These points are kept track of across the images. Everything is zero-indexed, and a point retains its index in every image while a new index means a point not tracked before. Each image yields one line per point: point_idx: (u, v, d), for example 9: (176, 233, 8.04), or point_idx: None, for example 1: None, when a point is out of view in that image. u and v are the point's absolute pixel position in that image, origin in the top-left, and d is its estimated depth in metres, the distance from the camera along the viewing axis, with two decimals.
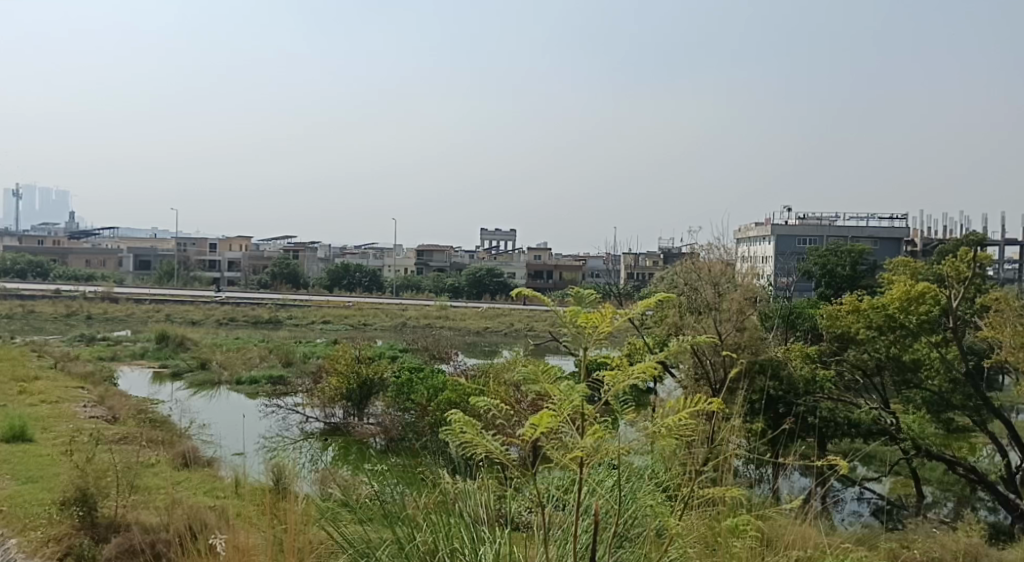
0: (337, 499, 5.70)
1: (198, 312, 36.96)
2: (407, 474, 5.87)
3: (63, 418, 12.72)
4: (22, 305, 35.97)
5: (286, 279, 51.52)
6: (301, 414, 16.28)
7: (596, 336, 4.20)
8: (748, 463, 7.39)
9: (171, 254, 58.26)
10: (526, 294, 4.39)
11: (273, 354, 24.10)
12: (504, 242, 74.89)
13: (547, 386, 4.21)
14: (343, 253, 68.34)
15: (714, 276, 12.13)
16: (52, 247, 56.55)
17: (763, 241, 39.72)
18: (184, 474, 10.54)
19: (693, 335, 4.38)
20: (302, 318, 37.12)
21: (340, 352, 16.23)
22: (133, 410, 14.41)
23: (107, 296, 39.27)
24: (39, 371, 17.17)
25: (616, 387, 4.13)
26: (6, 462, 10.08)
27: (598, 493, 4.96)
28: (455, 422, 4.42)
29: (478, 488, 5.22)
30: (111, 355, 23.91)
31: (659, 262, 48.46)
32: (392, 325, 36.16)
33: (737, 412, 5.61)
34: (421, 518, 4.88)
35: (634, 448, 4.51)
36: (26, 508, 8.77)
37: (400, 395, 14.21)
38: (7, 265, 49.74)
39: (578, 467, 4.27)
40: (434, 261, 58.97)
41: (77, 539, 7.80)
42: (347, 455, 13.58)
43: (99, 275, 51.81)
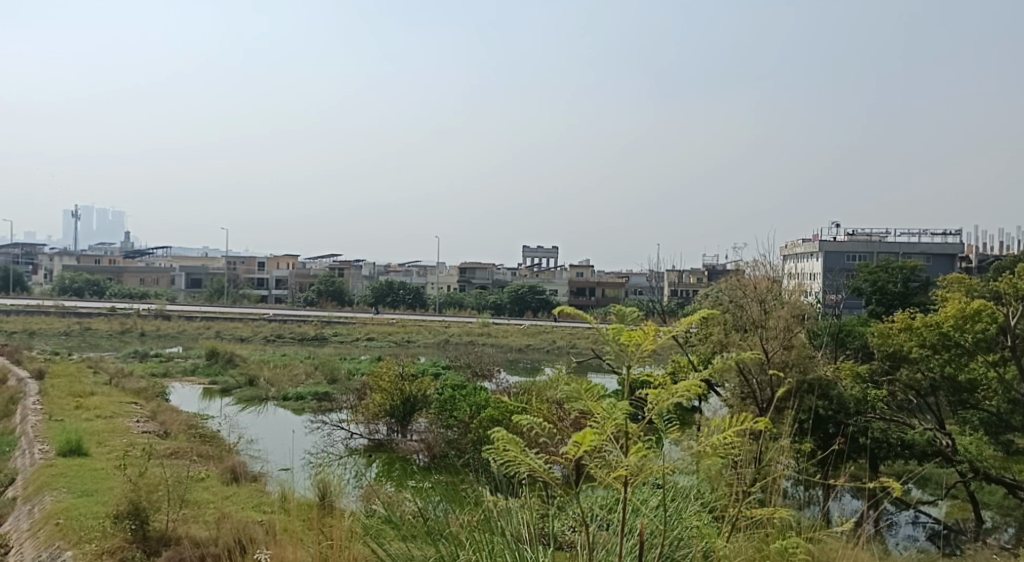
0: (381, 517, 5.75)
1: (246, 329, 37.59)
2: (450, 491, 5.91)
3: (116, 432, 13.02)
4: (79, 322, 36.97)
5: (331, 296, 52.21)
6: (346, 430, 16.41)
7: (640, 354, 4.19)
8: (797, 485, 7.28)
9: (220, 272, 59.42)
10: (570, 311, 4.40)
11: (319, 370, 24.38)
12: (546, 258, 74.89)
13: (590, 404, 4.21)
14: (387, 270, 69.03)
15: (760, 293, 11.93)
16: (107, 266, 58.12)
17: (811, 257, 39.15)
18: (234, 489, 10.71)
19: (738, 353, 4.34)
20: (348, 335, 37.51)
21: (384, 369, 16.34)
22: (183, 425, 14.71)
23: (159, 313, 40.17)
24: (94, 386, 17.60)
25: (660, 404, 4.11)
26: (63, 476, 10.34)
27: (643, 513, 4.92)
28: (499, 440, 4.43)
29: (521, 506, 5.23)
30: (163, 371, 24.45)
31: (703, 279, 48.00)
32: (435, 342, 36.34)
33: (786, 433, 5.55)
34: (463, 536, 4.91)
35: (679, 467, 4.48)
36: (82, 519, 8.98)
37: (444, 412, 14.29)
38: (65, 283, 51.27)
39: (622, 487, 4.27)
40: (477, 277, 59.14)
41: (130, 552, 8.01)
42: (390, 472, 13.63)
43: (153, 293, 53.04)
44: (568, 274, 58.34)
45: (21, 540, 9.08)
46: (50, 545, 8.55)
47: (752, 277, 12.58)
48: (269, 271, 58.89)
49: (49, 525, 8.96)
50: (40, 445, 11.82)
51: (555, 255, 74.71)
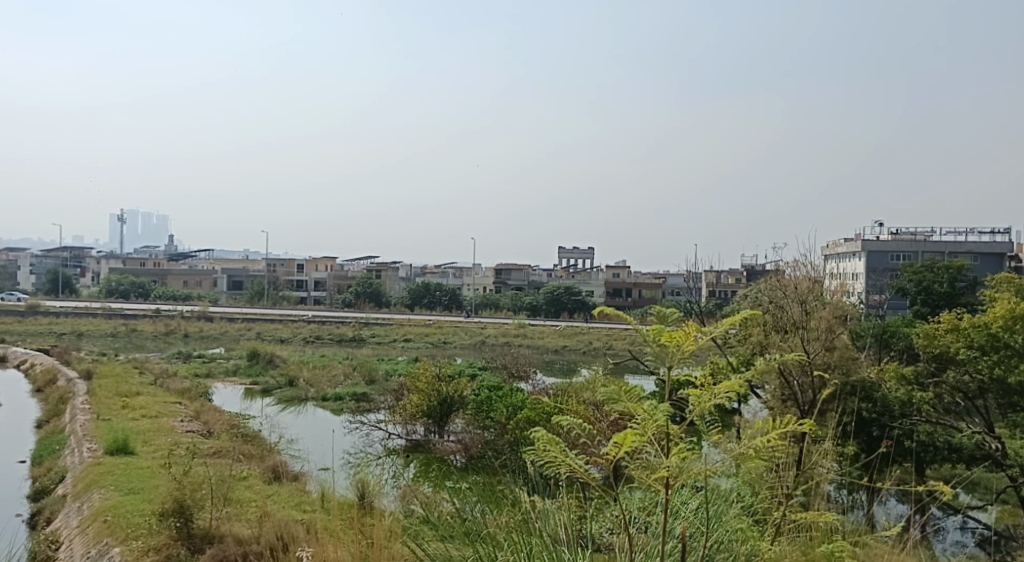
0: (420, 517, 5.79)
1: (286, 330, 38.08)
2: (488, 491, 5.92)
3: (161, 431, 13.28)
4: (125, 324, 37.75)
5: (369, 298, 52.68)
6: (384, 430, 16.53)
7: (681, 355, 4.17)
8: (841, 488, 7.18)
9: (261, 274, 60.28)
10: (609, 313, 4.41)
11: (357, 371, 24.59)
12: (583, 259, 74.72)
13: (630, 405, 4.20)
14: (424, 272, 69.32)
15: (801, 294, 11.79)
16: (152, 268, 59.30)
17: (853, 257, 38.53)
18: (275, 488, 10.85)
19: (781, 354, 4.30)
20: (385, 337, 37.77)
21: (421, 370, 16.44)
22: (226, 425, 14.94)
23: (202, 314, 40.85)
24: (140, 386, 17.98)
25: (701, 406, 4.09)
26: (111, 474, 10.57)
27: (683, 516, 4.88)
28: (539, 440, 4.43)
29: (558, 507, 5.21)
30: (206, 371, 24.86)
31: (743, 280, 47.54)
32: (471, 343, 36.44)
33: (830, 436, 5.47)
34: (501, 537, 4.92)
35: (720, 470, 4.45)
36: (129, 517, 9.18)
37: (480, 413, 14.34)
38: (112, 286, 52.42)
39: (663, 489, 4.25)
40: (513, 278, 59.12)
41: (175, 549, 8.17)
42: (428, 472, 13.71)
43: (196, 295, 53.93)
44: (605, 274, 58.11)
45: (71, 536, 9.31)
46: (99, 542, 8.75)
47: (792, 277, 12.43)
48: (308, 273, 59.63)
49: (98, 522, 9.17)
50: (88, 443, 12.11)
51: (591, 256, 74.47)
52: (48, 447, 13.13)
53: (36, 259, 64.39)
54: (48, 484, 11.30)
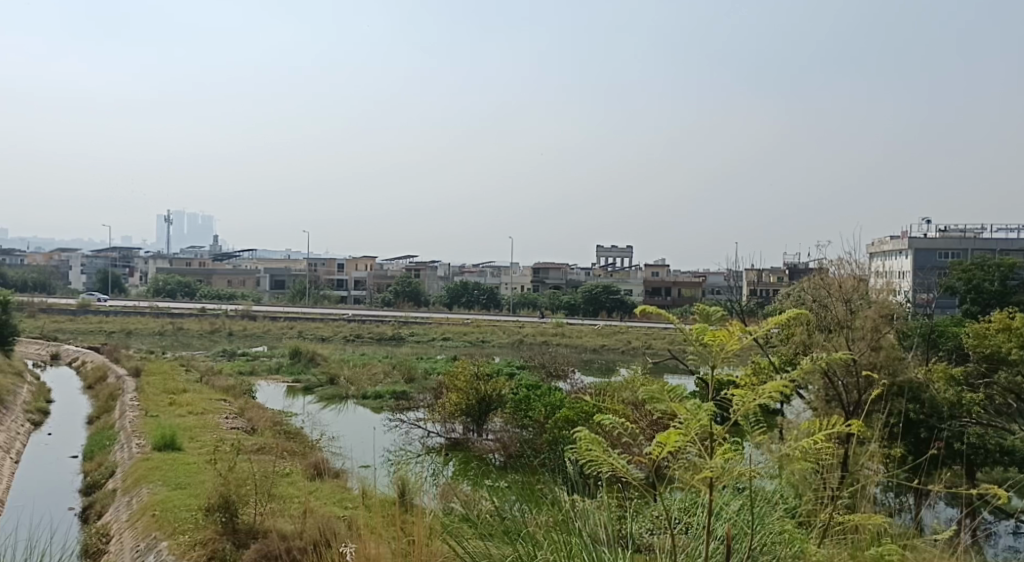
0: (459, 515, 5.82)
1: (327, 329, 38.51)
2: (526, 491, 5.92)
3: (207, 428, 13.52)
4: (172, 322, 38.47)
5: (408, 297, 53.03)
6: (423, 429, 16.63)
7: (725, 354, 4.12)
8: (888, 491, 7.09)
9: (302, 273, 61.03)
10: (652, 312, 4.38)
11: (396, 370, 24.75)
12: (621, 258, 74.37)
13: (673, 405, 4.17)
14: (462, 271, 69.58)
15: (846, 293, 11.61)
16: (197, 268, 60.36)
17: (900, 255, 37.80)
18: (317, 485, 10.97)
19: (827, 355, 4.23)
20: (424, 335, 37.98)
21: (459, 368, 16.51)
22: (269, 422, 15.15)
23: (246, 313, 41.46)
24: (187, 384, 18.32)
25: (745, 406, 4.05)
26: (158, 469, 10.79)
27: (725, 518, 4.84)
28: (582, 439, 4.43)
29: (598, 507, 5.19)
30: (250, 369, 25.23)
31: (785, 278, 46.93)
32: (510, 342, 36.48)
33: (876, 438, 5.38)
34: (540, 536, 4.91)
35: (763, 471, 4.40)
36: (176, 511, 9.36)
37: (519, 412, 14.37)
38: (159, 285, 53.44)
39: (708, 489, 4.21)
40: (551, 277, 59.04)
41: (220, 544, 8.30)
42: (467, 470, 13.75)
43: (239, 294, 54.74)
44: (644, 273, 57.79)
45: (121, 530, 9.54)
46: (148, 536, 8.94)
47: (837, 276, 12.24)
48: (348, 272, 60.23)
49: (146, 516, 9.37)
50: (137, 439, 12.37)
51: (629, 255, 74.07)
52: (99, 442, 13.46)
53: (87, 259, 65.96)
54: (99, 478, 11.59)
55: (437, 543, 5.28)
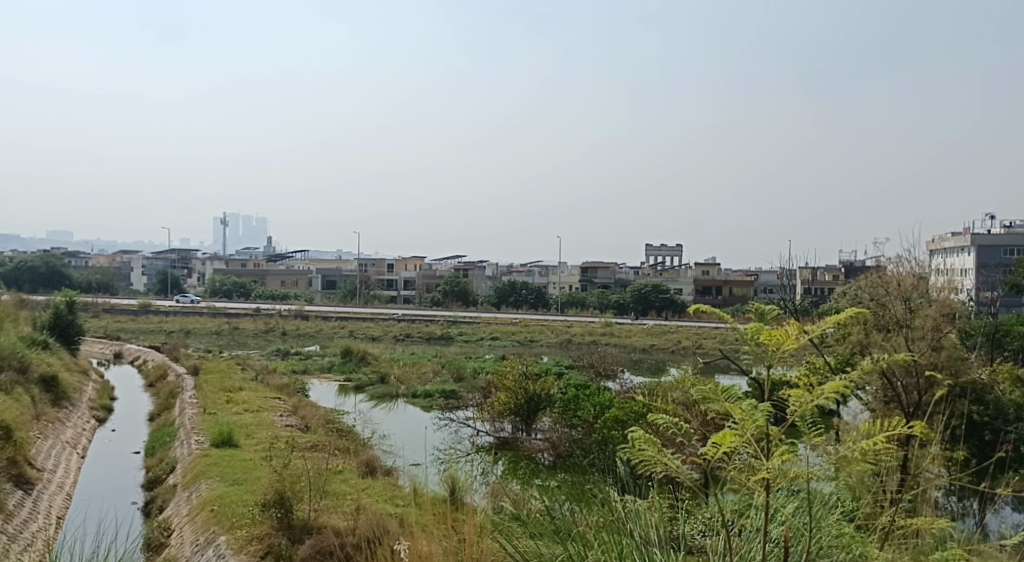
0: (510, 514, 5.83)
1: (377, 329, 38.94)
2: (577, 491, 5.91)
3: (263, 425, 13.79)
4: (228, 322, 39.26)
5: (456, 297, 53.31)
6: (472, 427, 16.75)
7: (782, 353, 4.05)
8: (951, 496, 6.91)
9: (353, 274, 61.81)
10: (707, 311, 4.33)
11: (445, 369, 24.90)
12: (670, 257, 73.72)
13: (727, 405, 4.12)
14: (509, 271, 69.68)
15: (904, 291, 11.35)
16: (252, 269, 61.53)
17: (961, 253, 36.85)
18: (369, 482, 11.11)
19: (888, 355, 4.14)
20: (473, 335, 38.14)
21: (508, 367, 16.55)
22: (322, 420, 15.38)
23: (299, 313, 42.10)
24: (242, 382, 18.70)
25: (802, 407, 3.99)
26: (217, 465, 11.04)
27: (779, 520, 4.77)
28: (636, 439, 4.40)
29: (648, 508, 5.16)
30: (303, 368, 25.64)
31: (840, 277, 46.03)
32: (558, 342, 36.46)
33: (937, 441, 5.24)
34: (591, 536, 4.88)
35: (820, 473, 4.31)
36: (234, 507, 9.55)
37: (568, 412, 14.34)
38: (215, 285, 54.61)
39: (763, 491, 4.15)
40: (599, 276, 58.77)
41: (277, 539, 8.44)
42: (516, 469, 13.77)
43: (292, 294, 55.62)
44: (694, 272, 57.24)
45: (181, 524, 9.79)
46: (207, 531, 9.15)
47: (895, 274, 11.95)
48: (397, 273, 60.80)
49: (205, 511, 9.59)
50: (196, 435, 12.67)
51: (678, 253, 73.38)
52: (159, 439, 13.81)
53: (147, 261, 67.70)
54: (160, 474, 11.90)
55: (487, 541, 5.31)
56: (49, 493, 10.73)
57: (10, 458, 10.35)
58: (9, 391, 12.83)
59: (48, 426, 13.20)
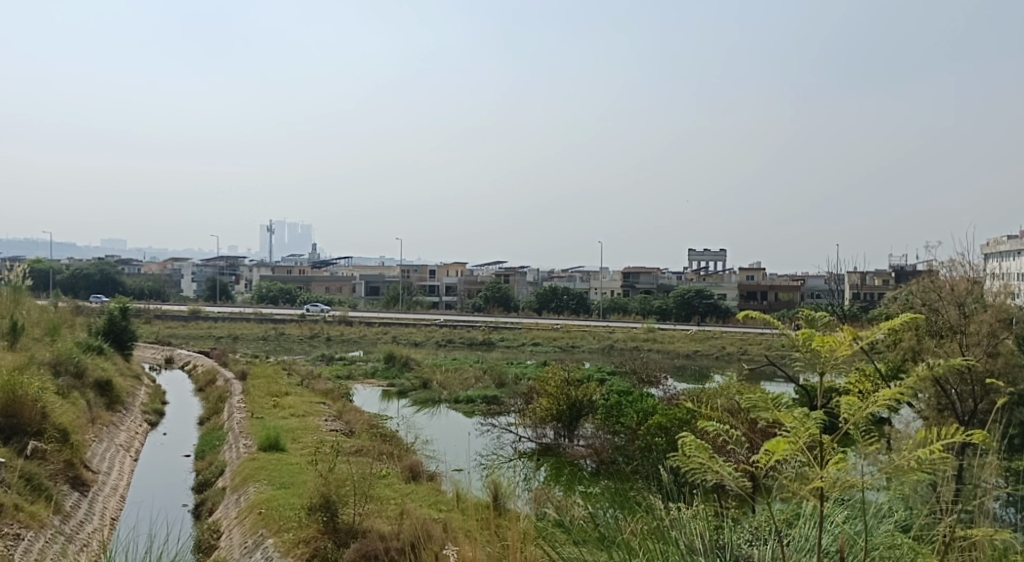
0: (554, 521, 5.79)
1: (419, 334, 39.22)
2: (620, 498, 5.85)
3: (309, 430, 13.95)
4: (274, 327, 39.85)
5: (498, 302, 53.42)
6: (514, 433, 16.75)
7: (836, 360, 3.97)
8: (1010, 507, 6.69)
9: (396, 280, 62.36)
10: (755, 316, 4.26)
11: (487, 374, 24.99)
12: (714, 261, 72.98)
13: (779, 412, 4.04)
14: (551, 276, 69.63)
15: (958, 295, 11.08)
16: (297, 275, 62.41)
17: (1018, 256, 35.87)
18: (413, 487, 11.18)
19: (945, 362, 4.03)
20: (515, 340, 38.20)
21: (550, 373, 16.49)
22: (366, 424, 15.53)
23: (343, 319, 42.55)
24: (289, 386, 18.99)
25: (855, 415, 3.92)
26: (264, 469, 11.19)
27: (830, 529, 4.68)
28: (686, 446, 4.36)
29: (693, 516, 5.08)
30: (347, 372, 25.97)
31: (890, 282, 45.10)
32: (600, 347, 36.32)
33: (995, 450, 5.08)
34: (636, 544, 4.82)
35: (873, 481, 4.20)
36: (281, 510, 9.67)
37: (610, 418, 14.23)
38: (263, 291, 55.58)
39: (817, 499, 4.06)
40: (641, 281, 58.34)
41: (322, 542, 8.51)
42: (559, 476, 13.73)
43: (337, 300, 56.19)
44: (739, 277, 56.64)
45: (231, 526, 9.94)
46: (255, 533, 9.29)
47: (949, 278, 11.69)
48: (439, 279, 61.13)
49: (253, 514, 9.73)
50: (244, 439, 12.88)
51: (722, 258, 72.52)
52: (209, 442, 14.06)
53: (196, 269, 69.01)
54: (210, 477, 12.10)
55: (531, 546, 5.27)
56: (104, 495, 10.95)
57: (68, 460, 10.60)
58: (66, 395, 13.18)
59: (103, 429, 13.51)
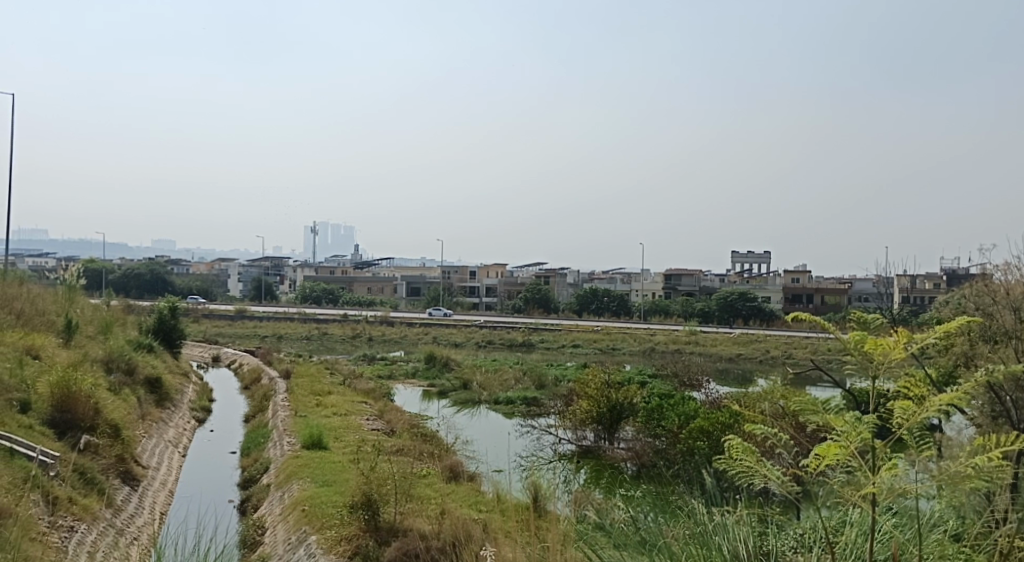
0: (594, 524, 5.73)
1: (459, 335, 39.36)
2: (662, 504, 5.78)
3: (350, 429, 14.07)
4: (317, 327, 40.30)
5: (538, 304, 53.39)
6: (554, 435, 16.71)
7: (888, 363, 3.90)
8: None
9: (437, 281, 62.66)
10: (805, 319, 4.16)
11: (527, 376, 24.93)
12: (758, 263, 72.08)
13: (830, 416, 3.96)
14: (592, 278, 69.30)
15: (1014, 300, 10.75)
16: (340, 276, 63.08)
17: None
18: (453, 487, 11.21)
19: (1003, 368, 3.91)
20: (555, 342, 38.13)
21: (590, 375, 16.39)
22: (407, 424, 15.62)
23: (385, 320, 42.83)
24: (332, 386, 19.16)
25: (909, 419, 3.84)
26: (307, 466, 11.31)
27: (879, 537, 4.59)
28: (733, 449, 4.28)
29: (736, 522, 5.00)
30: (388, 372, 26.16)
31: (941, 286, 44.03)
32: (641, 350, 36.07)
33: None
34: (678, 550, 4.76)
35: (924, 488, 4.08)
36: (324, 507, 9.75)
37: (651, 421, 14.11)
38: (306, 291, 56.24)
39: (869, 506, 3.96)
40: (683, 284, 57.82)
41: (364, 540, 8.57)
42: (599, 478, 13.67)
43: (379, 300, 56.66)
44: (783, 280, 55.90)
45: (275, 523, 10.07)
46: (298, 530, 9.38)
47: (1003, 282, 11.39)
48: (479, 280, 61.29)
49: (297, 511, 9.83)
50: (288, 437, 13.04)
51: (766, 261, 71.50)
52: (254, 440, 14.26)
53: (242, 270, 70.14)
54: (255, 474, 12.26)
55: (571, 549, 5.24)
56: (154, 490, 11.15)
57: (119, 455, 10.81)
58: (118, 392, 13.46)
59: (153, 425, 13.76)
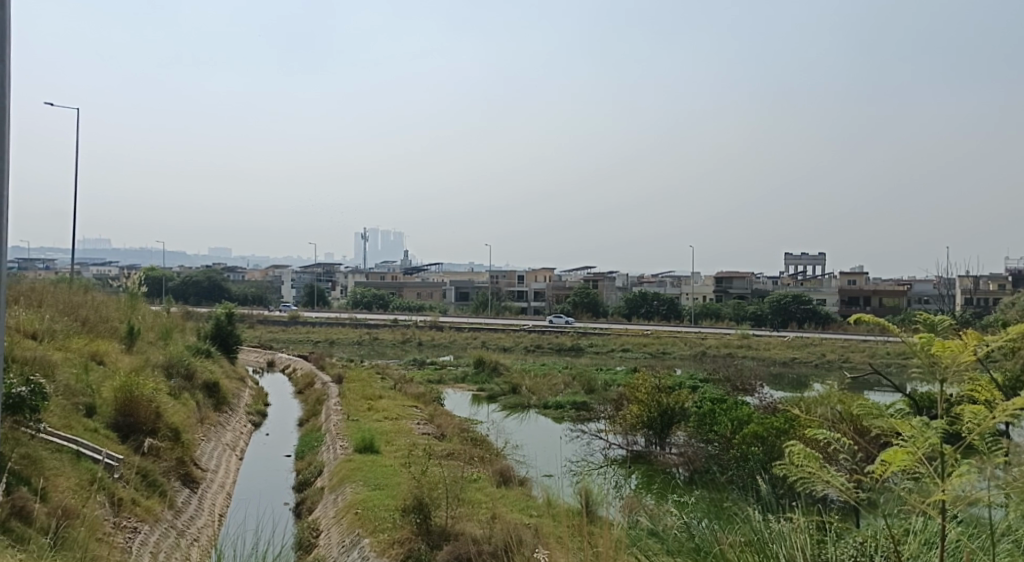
0: (646, 530, 5.66)
1: (508, 340, 39.35)
2: (715, 510, 5.68)
3: (401, 433, 14.16)
4: (368, 332, 40.71)
5: (586, 308, 53.22)
6: (605, 440, 16.58)
7: (956, 366, 3.76)
8: None
9: (486, 285, 62.81)
10: (868, 320, 4.04)
11: (577, 380, 24.78)
12: (813, 265, 70.78)
13: (896, 422, 3.84)
14: (642, 282, 68.74)
15: None
16: (390, 282, 63.69)
17: None
18: (503, 491, 11.18)
19: None
20: (604, 346, 37.93)
21: (641, 380, 16.24)
22: (457, 428, 15.65)
23: (434, 325, 43.11)
24: (383, 390, 19.30)
25: (979, 425, 3.70)
26: (360, 470, 11.41)
27: (946, 547, 4.43)
28: (795, 454, 4.16)
29: (793, 529, 4.86)
30: (439, 377, 26.27)
31: (1006, 287, 42.60)
32: (692, 354, 35.69)
33: None
34: (735, 555, 4.65)
35: (994, 496, 3.93)
36: (376, 510, 9.83)
37: (703, 426, 13.93)
38: (356, 297, 56.90)
39: (938, 514, 3.82)
40: (735, 287, 57.06)
41: (416, 543, 8.59)
42: (651, 484, 13.52)
43: (428, 305, 57.06)
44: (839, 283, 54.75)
45: (329, 525, 10.18)
46: (352, 533, 9.47)
47: None
48: (528, 285, 61.34)
49: (350, 514, 9.92)
50: (341, 441, 13.16)
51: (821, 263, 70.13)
52: (308, 444, 14.44)
53: (295, 276, 71.23)
54: (309, 477, 12.41)
55: (623, 554, 5.19)
56: (212, 492, 11.37)
57: (179, 458, 11.04)
58: (178, 396, 13.75)
59: (211, 429, 14.03)
